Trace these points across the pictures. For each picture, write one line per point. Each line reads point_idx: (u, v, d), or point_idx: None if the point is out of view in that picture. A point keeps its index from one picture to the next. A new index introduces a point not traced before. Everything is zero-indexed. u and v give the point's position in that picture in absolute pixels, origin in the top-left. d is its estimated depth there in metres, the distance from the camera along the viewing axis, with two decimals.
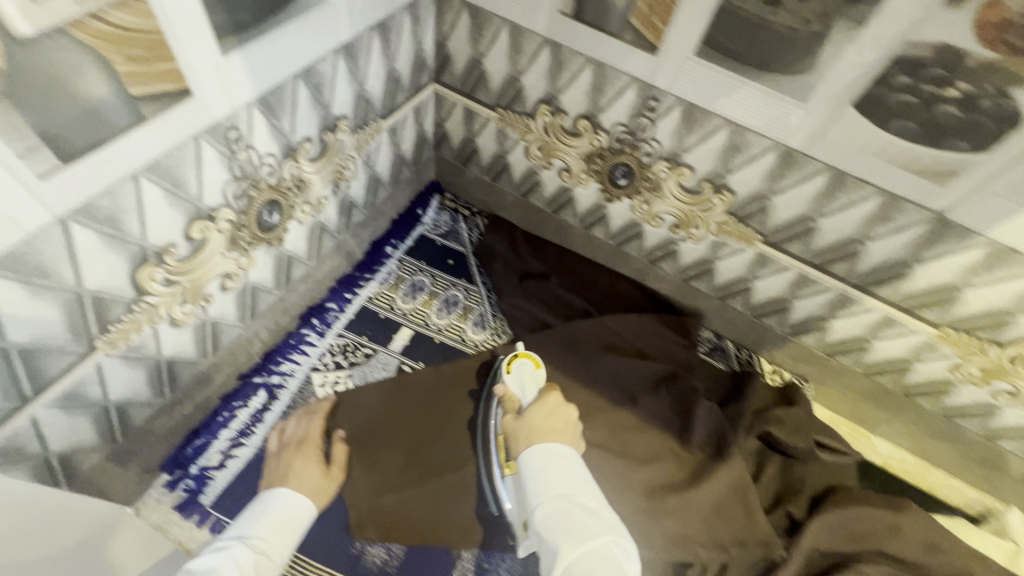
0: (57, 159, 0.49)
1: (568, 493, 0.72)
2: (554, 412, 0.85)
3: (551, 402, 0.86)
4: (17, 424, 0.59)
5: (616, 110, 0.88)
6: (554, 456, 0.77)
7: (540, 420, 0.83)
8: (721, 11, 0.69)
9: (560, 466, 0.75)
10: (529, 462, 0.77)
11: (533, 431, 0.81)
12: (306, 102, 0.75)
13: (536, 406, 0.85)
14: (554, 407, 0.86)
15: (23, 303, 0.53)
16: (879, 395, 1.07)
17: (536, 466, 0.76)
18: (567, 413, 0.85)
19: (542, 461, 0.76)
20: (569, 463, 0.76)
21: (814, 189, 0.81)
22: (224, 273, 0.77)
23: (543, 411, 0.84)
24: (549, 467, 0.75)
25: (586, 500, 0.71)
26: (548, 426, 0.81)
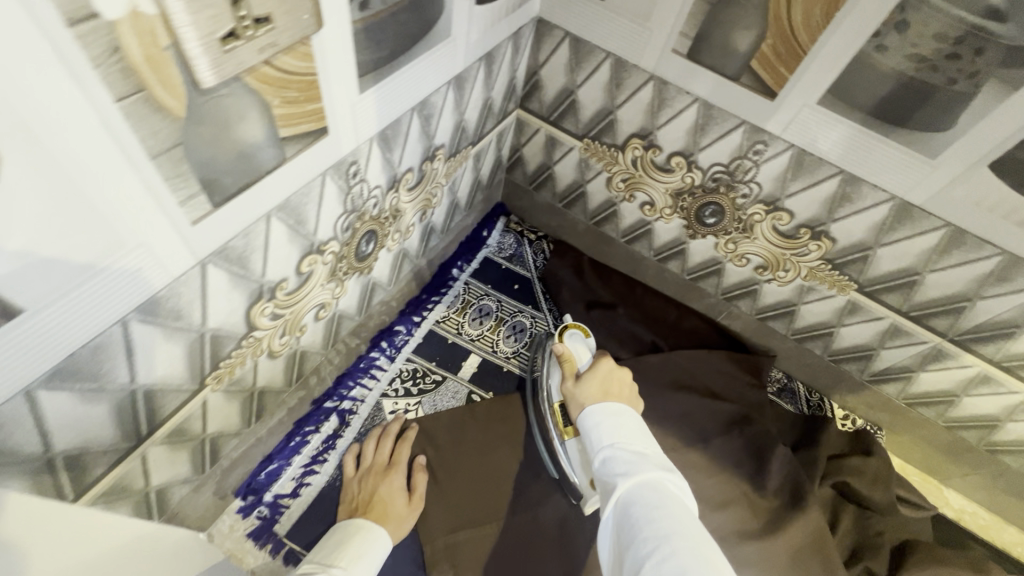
0: (209, 202, 0.47)
1: (618, 439, 0.68)
2: (608, 378, 0.80)
3: (604, 370, 0.81)
4: (129, 463, 0.58)
5: (718, 150, 0.86)
6: (603, 408, 0.73)
7: (595, 387, 0.78)
8: (858, 63, 0.66)
9: (611, 418, 0.71)
10: (584, 420, 0.74)
11: (590, 397, 0.77)
12: (415, 133, 0.73)
13: (588, 372, 0.81)
14: (609, 374, 0.81)
15: (156, 346, 0.51)
16: (958, 449, 1.04)
17: (588, 420, 0.72)
18: (620, 377, 0.80)
19: (592, 416, 0.72)
20: (623, 412, 0.72)
21: (927, 245, 0.78)
22: (320, 303, 0.76)
23: (596, 379, 0.79)
24: (597, 418, 0.72)
25: (639, 446, 0.67)
26: (603, 392, 0.77)
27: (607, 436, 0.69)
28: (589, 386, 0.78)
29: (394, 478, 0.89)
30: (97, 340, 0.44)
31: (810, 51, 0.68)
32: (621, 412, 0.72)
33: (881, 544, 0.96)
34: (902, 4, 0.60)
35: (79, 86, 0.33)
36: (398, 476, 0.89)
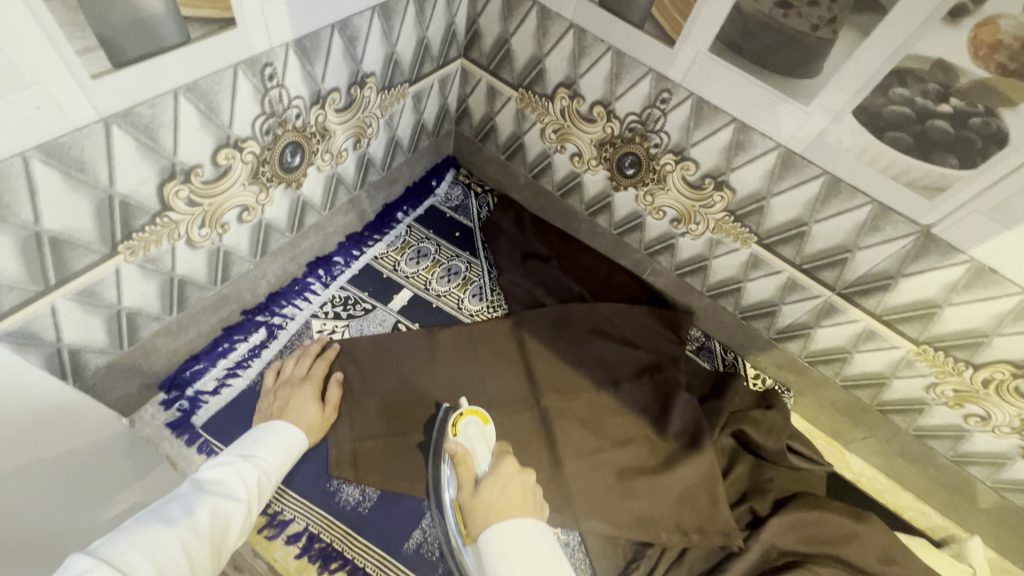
0: (108, 61, 0.53)
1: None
2: (511, 483, 0.81)
3: (506, 474, 0.82)
4: (39, 309, 0.64)
5: (630, 99, 0.92)
6: (514, 535, 0.73)
7: (498, 497, 0.78)
8: (738, 9, 0.73)
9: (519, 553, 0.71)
10: (488, 547, 0.73)
11: (494, 511, 0.76)
12: (338, 52, 0.79)
13: (490, 478, 0.81)
14: (511, 478, 0.82)
15: (60, 193, 0.58)
16: (855, 410, 1.09)
17: (496, 552, 0.72)
18: (522, 482, 0.81)
19: (504, 547, 0.72)
20: (532, 543, 0.73)
21: (810, 194, 0.84)
22: (243, 205, 0.82)
23: (499, 487, 0.79)
24: (509, 551, 0.72)
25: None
26: (506, 505, 0.77)
27: None
28: (492, 497, 0.78)
29: (308, 389, 0.94)
30: None
31: None
32: (534, 540, 0.73)
33: (769, 489, 1.02)
34: None
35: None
36: (309, 390, 0.94)
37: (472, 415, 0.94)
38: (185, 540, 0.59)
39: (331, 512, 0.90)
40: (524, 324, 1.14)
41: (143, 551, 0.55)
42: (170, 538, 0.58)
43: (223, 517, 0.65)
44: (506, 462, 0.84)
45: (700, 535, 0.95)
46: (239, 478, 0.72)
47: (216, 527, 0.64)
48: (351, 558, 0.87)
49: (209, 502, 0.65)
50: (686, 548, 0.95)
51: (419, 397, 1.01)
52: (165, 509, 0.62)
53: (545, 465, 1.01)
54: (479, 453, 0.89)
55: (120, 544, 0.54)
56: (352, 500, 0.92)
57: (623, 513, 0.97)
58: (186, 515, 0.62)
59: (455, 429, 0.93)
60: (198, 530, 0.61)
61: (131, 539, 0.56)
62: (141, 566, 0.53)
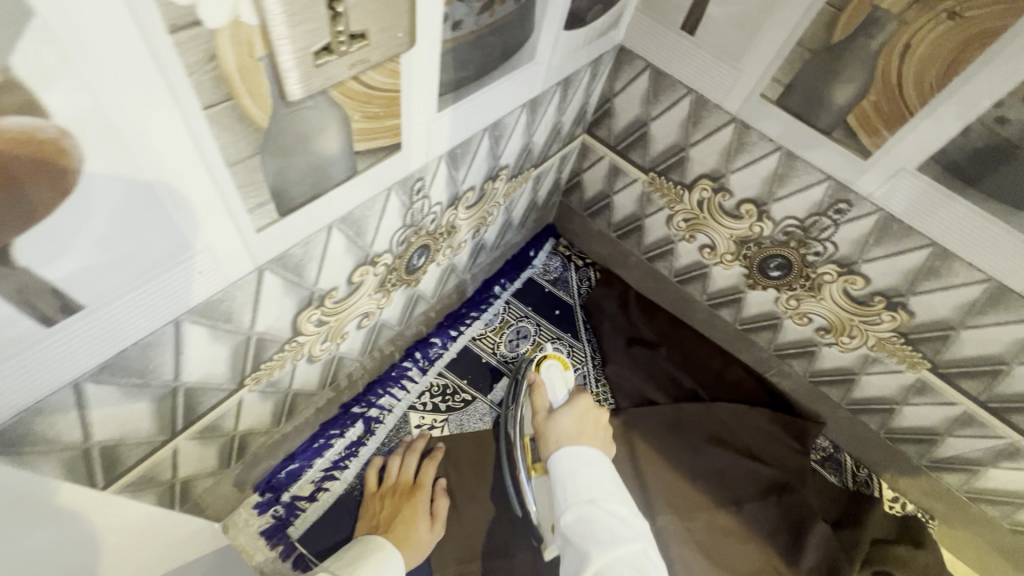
0: (276, 210, 0.45)
1: (598, 498, 0.63)
2: (585, 415, 0.74)
3: (582, 408, 0.75)
4: (161, 455, 0.57)
5: (794, 203, 0.81)
6: (584, 459, 0.67)
7: (570, 424, 0.72)
8: (973, 132, 0.61)
9: (586, 468, 0.66)
10: (555, 464, 0.68)
11: (564, 436, 0.71)
12: (484, 152, 0.71)
13: (565, 408, 0.75)
14: (585, 410, 0.75)
15: (203, 346, 0.50)
16: (1019, 554, 0.94)
17: (565, 469, 0.66)
18: (599, 417, 0.75)
19: (572, 467, 0.66)
20: (602, 464, 0.67)
21: (1022, 335, 0.71)
22: (365, 312, 0.74)
23: (572, 416, 0.73)
24: (579, 470, 0.66)
25: (618, 507, 0.62)
26: (577, 434, 0.71)
27: (583, 492, 0.64)
28: (564, 425, 0.72)
29: (419, 499, 0.86)
30: (150, 338, 0.44)
31: (918, 113, 0.63)
32: (604, 468, 0.67)
33: None
34: None
35: (160, 75, 0.31)
36: (419, 500, 0.86)
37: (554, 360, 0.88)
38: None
39: None
40: (634, 426, 1.04)
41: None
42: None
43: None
44: (583, 396, 0.78)
45: None
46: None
47: None
48: None
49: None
50: None
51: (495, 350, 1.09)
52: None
53: None
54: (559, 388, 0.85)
55: None
56: None
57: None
58: None
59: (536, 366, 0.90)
60: None
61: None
62: None
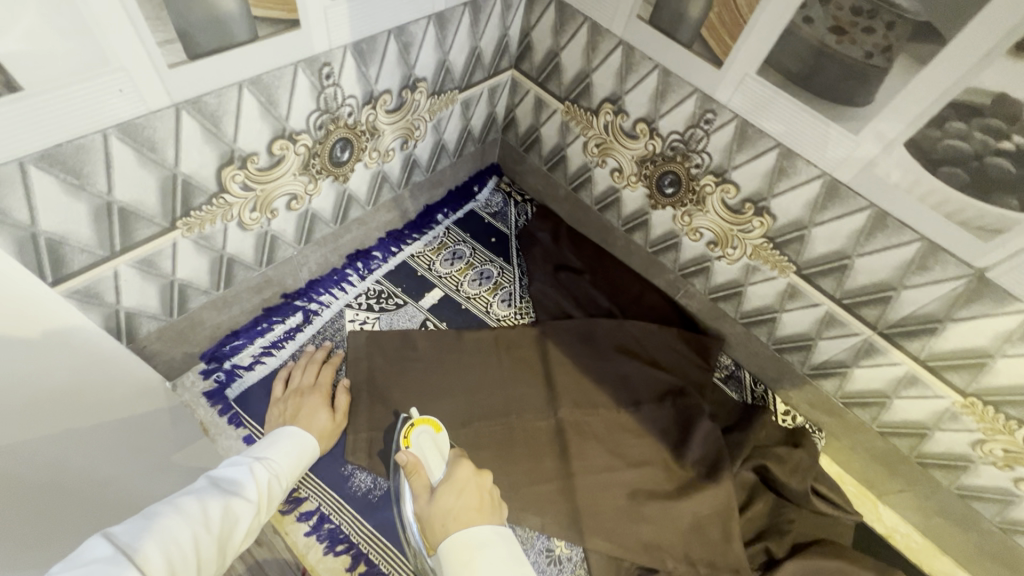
0: (184, 53, 0.59)
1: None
2: (467, 486, 0.81)
3: (462, 478, 0.82)
4: (103, 271, 0.71)
5: (674, 118, 0.92)
6: (477, 543, 0.73)
7: (455, 501, 0.78)
8: (790, 33, 0.71)
9: (477, 555, 0.72)
10: (451, 560, 0.72)
11: (451, 518, 0.76)
12: (393, 57, 0.84)
13: (446, 485, 0.80)
14: (467, 483, 0.81)
15: (132, 168, 0.64)
16: (890, 458, 1.03)
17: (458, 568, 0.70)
18: (480, 483, 0.82)
19: (465, 557, 0.71)
20: (494, 544, 0.73)
21: (855, 226, 0.81)
22: (292, 193, 0.87)
23: (454, 491, 0.79)
24: (473, 563, 0.71)
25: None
26: (462, 510, 0.77)
27: None
28: (450, 502, 0.78)
29: (319, 396, 0.96)
30: (80, 140, 0.57)
31: (749, 19, 0.74)
32: (497, 546, 0.73)
33: (787, 531, 0.97)
34: None
35: None
36: (319, 397, 0.96)
37: (425, 424, 0.94)
38: (195, 532, 0.62)
39: (343, 495, 0.93)
40: (549, 334, 1.15)
41: (158, 541, 0.58)
42: (181, 526, 0.61)
43: (232, 516, 0.68)
44: (462, 467, 0.84)
45: (708, 570, 0.93)
46: (249, 475, 0.74)
47: (225, 523, 0.66)
48: (356, 543, 0.90)
49: (221, 498, 0.68)
50: None
51: (383, 399, 1.02)
52: (181, 498, 0.65)
53: (553, 475, 1.00)
54: (432, 461, 0.89)
55: (139, 534, 0.58)
56: (364, 488, 0.94)
57: (630, 536, 0.95)
58: (199, 506, 0.65)
59: (407, 440, 0.92)
60: (208, 524, 0.64)
61: (147, 527, 0.59)
62: (154, 557, 0.56)
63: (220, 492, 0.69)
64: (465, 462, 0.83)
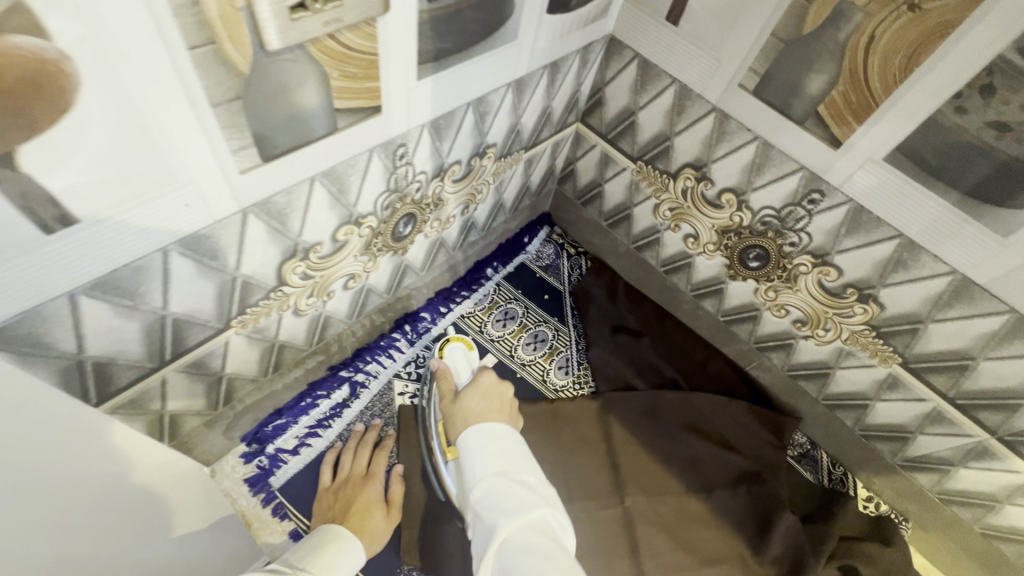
0: (259, 156, 0.51)
1: (507, 470, 0.65)
2: (490, 392, 0.79)
3: (487, 385, 0.80)
4: (150, 381, 0.62)
5: (770, 193, 0.83)
6: (493, 434, 0.70)
7: (476, 402, 0.77)
8: (934, 122, 0.63)
9: (493, 441, 0.69)
10: (468, 442, 0.70)
11: (471, 415, 0.74)
12: (468, 127, 0.75)
13: (470, 389, 0.79)
14: (490, 389, 0.79)
15: (191, 279, 0.55)
16: (989, 559, 0.94)
17: (475, 446, 0.68)
18: (503, 392, 0.79)
19: (481, 439, 0.69)
20: (512, 439, 0.70)
21: (986, 329, 0.72)
22: (350, 273, 0.79)
23: (477, 393, 0.78)
24: (488, 446, 0.68)
25: (524, 476, 0.64)
26: (482, 407, 0.75)
27: (492, 466, 0.66)
28: (472, 403, 0.76)
29: (372, 488, 0.88)
30: (138, 263, 0.49)
31: (882, 104, 0.65)
32: (515, 442, 0.70)
33: None
34: (990, 68, 0.56)
35: (149, 14, 0.36)
36: (373, 489, 0.88)
37: (456, 342, 1.05)
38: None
39: None
40: (612, 408, 1.07)
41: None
42: None
43: None
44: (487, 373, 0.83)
45: None
46: None
47: None
48: None
49: None
50: None
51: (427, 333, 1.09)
52: None
53: (625, 572, 0.92)
54: (461, 371, 0.97)
55: None
56: None
57: None
58: None
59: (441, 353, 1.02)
60: None
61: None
62: None
63: None
64: (491, 369, 0.82)
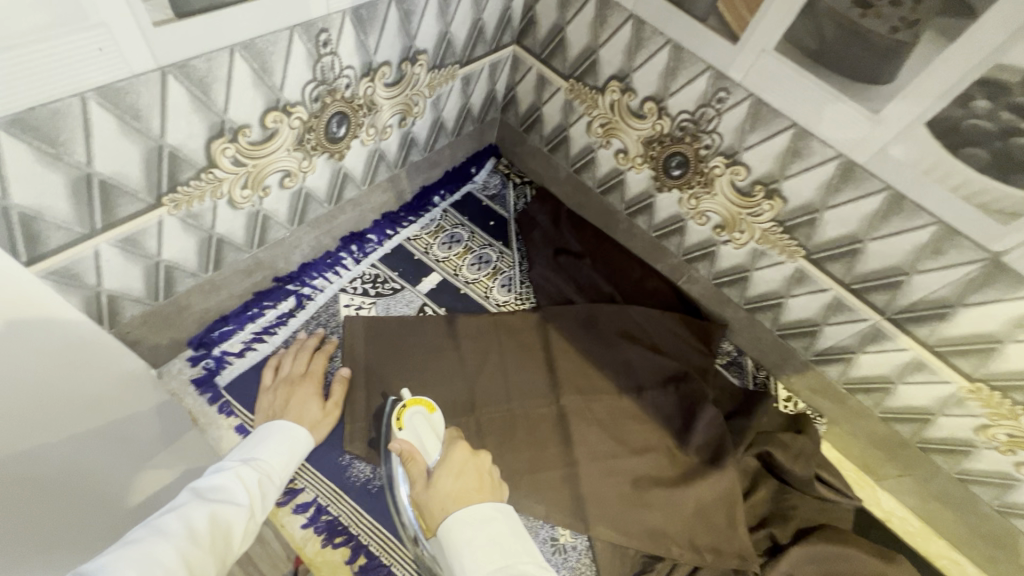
0: (170, 10, 0.54)
1: (505, 564, 0.67)
2: (465, 468, 0.77)
3: (459, 461, 0.77)
4: (84, 250, 0.66)
5: (684, 96, 0.89)
6: (482, 522, 0.70)
7: (453, 484, 0.74)
8: (810, 6, 0.69)
9: (482, 530, 0.69)
10: (454, 536, 0.68)
11: (451, 499, 0.72)
12: (393, 25, 0.79)
13: (443, 467, 0.76)
14: (465, 464, 0.77)
15: (113, 137, 0.59)
16: (890, 443, 1.03)
17: (464, 540, 0.68)
18: (478, 466, 0.78)
19: (473, 536, 0.68)
20: (500, 520, 0.71)
21: (870, 209, 0.79)
22: (285, 170, 0.82)
23: (453, 474, 0.75)
24: (479, 539, 0.68)
25: (522, 566, 0.67)
26: (464, 491, 0.73)
27: (487, 562, 0.67)
28: (449, 487, 0.73)
29: (311, 385, 0.92)
30: (56, 105, 0.52)
31: None
32: (502, 522, 0.71)
33: (790, 516, 0.97)
34: None
35: None
36: (313, 385, 0.92)
37: (416, 406, 0.89)
38: (180, 548, 0.57)
39: (341, 485, 0.90)
40: (552, 319, 1.12)
41: (138, 568, 0.52)
42: (166, 549, 0.56)
43: (222, 523, 0.63)
44: (458, 447, 0.80)
45: (714, 556, 0.91)
46: (234, 478, 0.69)
47: (216, 532, 0.62)
48: (355, 535, 0.87)
49: (206, 507, 0.63)
50: (698, 567, 0.91)
51: (374, 381, 0.99)
52: (160, 517, 0.59)
53: (558, 462, 0.98)
54: (429, 447, 0.84)
55: (116, 564, 0.52)
56: (362, 477, 0.91)
57: (634, 523, 0.94)
58: (182, 523, 0.59)
59: (400, 422, 0.86)
60: (195, 536, 0.59)
61: (124, 555, 0.54)
62: None
63: (206, 500, 0.64)
64: (465, 443, 0.79)
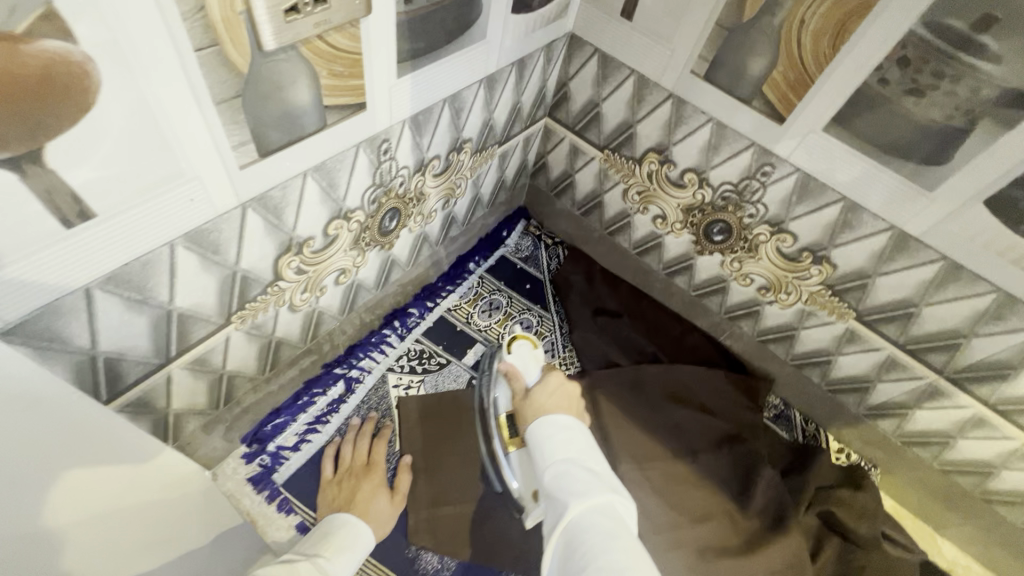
0: (256, 151, 0.55)
1: (576, 457, 0.66)
2: (558, 390, 0.77)
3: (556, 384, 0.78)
4: (156, 378, 0.65)
5: (727, 169, 0.90)
6: (561, 425, 0.70)
7: (547, 400, 0.75)
8: (861, 93, 0.71)
9: (563, 432, 0.69)
10: (537, 433, 0.70)
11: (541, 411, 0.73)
12: (445, 122, 0.80)
13: (539, 387, 0.77)
14: (560, 387, 0.78)
15: (195, 273, 0.59)
16: (950, 494, 1.03)
17: (542, 435, 0.69)
18: (573, 391, 0.78)
19: (551, 432, 0.69)
20: (579, 429, 0.70)
21: (924, 277, 0.80)
22: (341, 268, 0.82)
23: (546, 392, 0.76)
24: (555, 436, 0.68)
25: (592, 464, 0.65)
26: (552, 407, 0.73)
27: (560, 451, 0.66)
28: (541, 400, 0.74)
29: (374, 478, 0.91)
30: (147, 256, 0.52)
31: (817, 80, 0.73)
32: (579, 433, 0.69)
33: None
34: (903, 41, 0.65)
35: (160, 18, 0.41)
36: (379, 476, 0.91)
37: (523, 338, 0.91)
38: None
39: None
40: (599, 384, 1.11)
41: None
42: None
43: None
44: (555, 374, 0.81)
45: None
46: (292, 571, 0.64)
47: None
48: None
49: None
50: None
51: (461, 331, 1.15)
52: None
53: None
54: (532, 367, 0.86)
55: None
56: (432, 568, 0.89)
57: None
58: None
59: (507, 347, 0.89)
60: None
61: None
62: None
63: None
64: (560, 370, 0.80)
